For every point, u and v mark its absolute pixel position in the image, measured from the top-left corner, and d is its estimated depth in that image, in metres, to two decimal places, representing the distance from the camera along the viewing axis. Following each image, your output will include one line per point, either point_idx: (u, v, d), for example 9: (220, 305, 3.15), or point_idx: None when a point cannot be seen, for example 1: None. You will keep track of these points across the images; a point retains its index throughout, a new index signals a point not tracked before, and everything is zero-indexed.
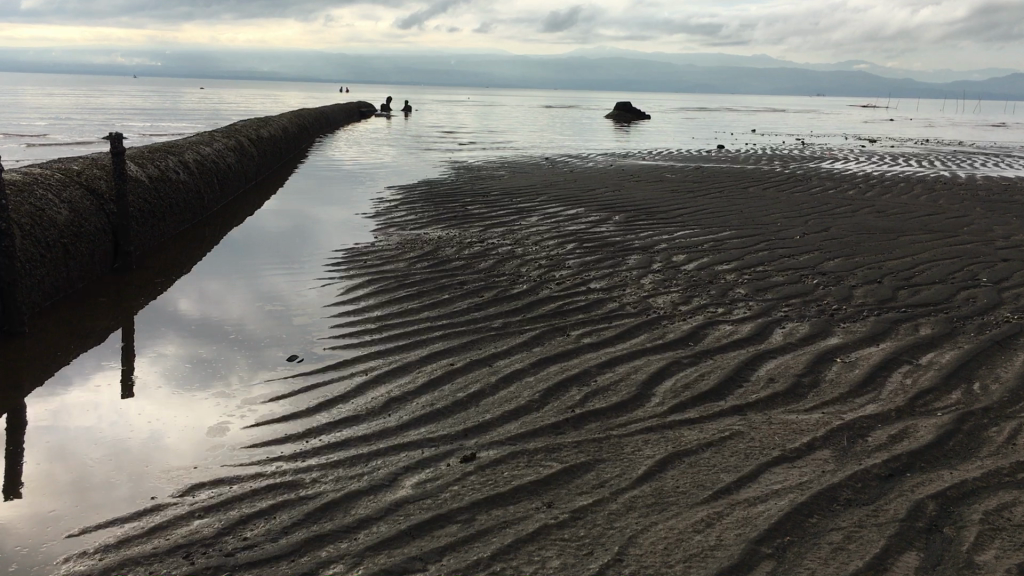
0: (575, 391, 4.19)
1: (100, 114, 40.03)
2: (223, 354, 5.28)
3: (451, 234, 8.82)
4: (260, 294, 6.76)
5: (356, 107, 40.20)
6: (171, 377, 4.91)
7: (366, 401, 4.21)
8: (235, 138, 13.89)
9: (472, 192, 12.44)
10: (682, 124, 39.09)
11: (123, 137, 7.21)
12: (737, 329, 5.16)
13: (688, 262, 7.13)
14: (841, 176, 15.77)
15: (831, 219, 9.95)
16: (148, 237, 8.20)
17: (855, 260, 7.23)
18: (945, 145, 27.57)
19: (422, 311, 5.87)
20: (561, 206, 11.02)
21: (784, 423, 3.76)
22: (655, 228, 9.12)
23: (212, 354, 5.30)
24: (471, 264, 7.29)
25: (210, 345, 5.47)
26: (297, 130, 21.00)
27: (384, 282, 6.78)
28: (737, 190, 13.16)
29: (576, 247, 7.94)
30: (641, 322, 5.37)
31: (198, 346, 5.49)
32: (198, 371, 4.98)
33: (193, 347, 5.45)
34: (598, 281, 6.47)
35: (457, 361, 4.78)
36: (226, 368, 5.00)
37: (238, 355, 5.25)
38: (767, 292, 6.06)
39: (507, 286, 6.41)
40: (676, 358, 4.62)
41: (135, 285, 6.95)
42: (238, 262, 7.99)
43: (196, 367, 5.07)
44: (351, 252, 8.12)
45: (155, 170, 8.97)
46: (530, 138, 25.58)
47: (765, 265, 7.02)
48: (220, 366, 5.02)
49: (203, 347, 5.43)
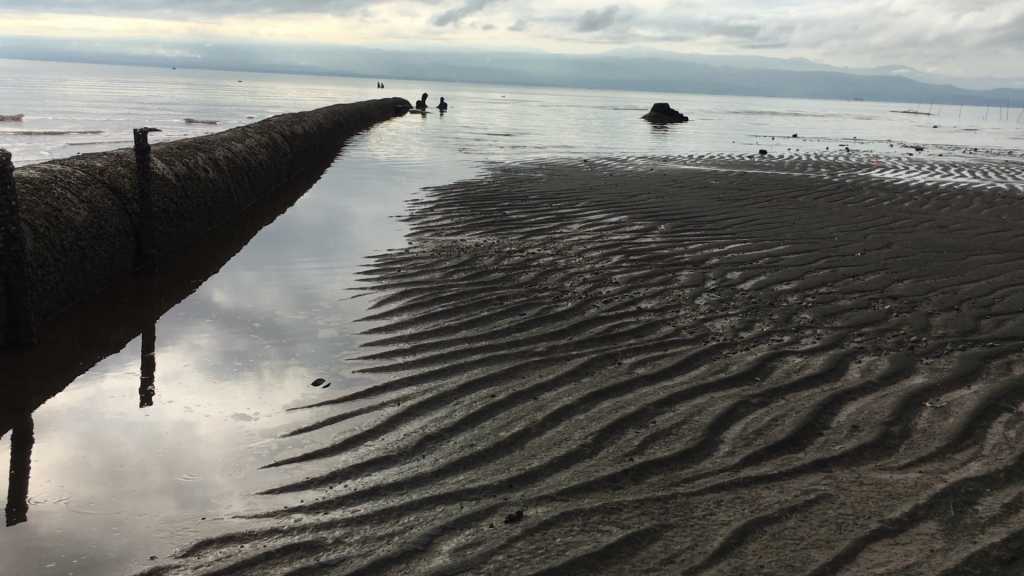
0: (634, 434, 3.73)
1: (141, 106, 39.93)
2: (246, 370, 4.87)
3: (489, 242, 8.38)
4: (288, 302, 6.35)
5: (391, 104, 40.03)
6: (188, 394, 4.52)
7: (398, 439, 3.78)
8: (267, 133, 13.56)
9: (509, 196, 11.97)
10: (720, 127, 38.41)
11: (147, 133, 6.84)
12: (808, 363, 4.66)
13: (744, 281, 6.63)
14: (893, 185, 15.09)
15: (891, 234, 9.36)
16: (174, 237, 7.84)
17: (926, 283, 6.68)
18: (995, 154, 26.65)
19: (460, 330, 5.42)
20: (602, 212, 10.54)
21: (878, 486, 3.27)
22: (705, 240, 8.63)
23: (233, 369, 4.89)
24: (510, 277, 6.83)
25: (234, 358, 5.07)
26: (330, 126, 20.65)
27: (419, 295, 6.35)
28: (786, 199, 12.59)
29: (622, 259, 7.47)
30: (699, 350, 4.89)
31: (218, 358, 5.08)
32: (218, 389, 4.57)
33: (214, 360, 5.05)
34: (649, 301, 5.98)
35: (499, 392, 4.32)
36: (249, 387, 4.59)
37: (261, 371, 4.84)
38: (836, 318, 5.55)
39: (550, 305, 5.94)
40: (743, 397, 4.14)
41: (156, 291, 6.58)
42: (267, 265, 7.59)
43: (216, 384, 4.67)
44: (384, 260, 7.69)
45: (183, 168, 8.63)
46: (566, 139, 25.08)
47: (828, 286, 6.50)
48: (241, 385, 4.62)
49: (226, 360, 5.04)
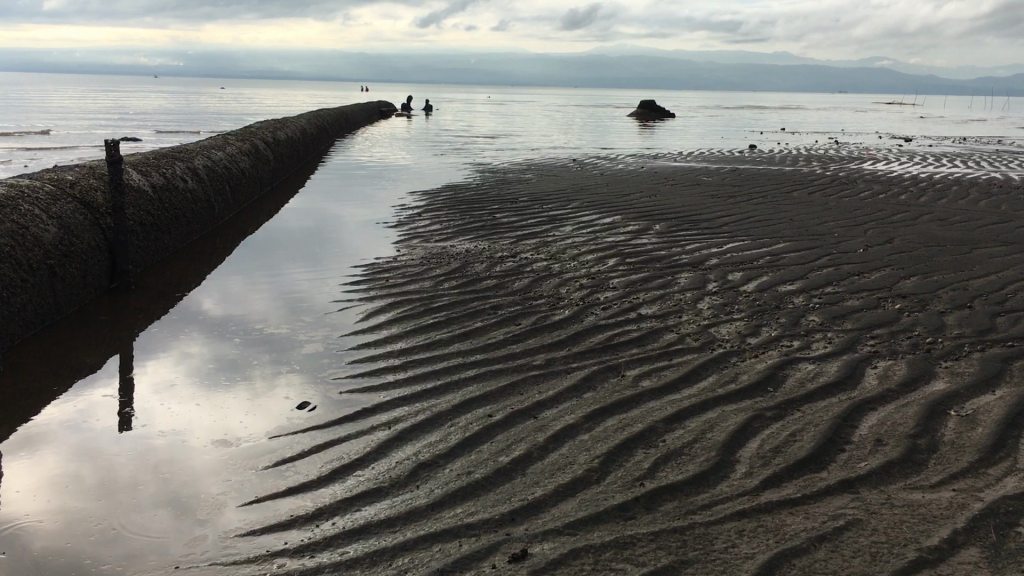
0: (643, 456, 3.47)
1: (127, 114, 39.64)
2: (228, 393, 4.60)
3: (480, 247, 8.12)
4: (273, 316, 6.08)
5: (376, 107, 39.74)
6: (165, 420, 4.24)
7: (389, 468, 3.51)
8: (249, 140, 13.26)
9: (500, 198, 11.70)
10: (707, 122, 38.20)
11: (119, 144, 6.54)
12: (822, 371, 4.41)
13: (747, 282, 6.39)
14: (887, 178, 14.87)
15: (891, 228, 9.13)
16: (152, 251, 7.56)
17: (934, 279, 6.44)
18: (983, 142, 26.55)
19: (453, 344, 5.15)
20: (595, 213, 10.29)
21: (911, 508, 3.02)
22: (702, 239, 8.38)
23: (213, 392, 4.62)
24: (504, 284, 6.57)
25: (215, 380, 4.80)
26: (315, 131, 20.35)
27: (408, 306, 6.08)
28: (781, 194, 12.36)
29: (618, 262, 7.22)
30: (706, 359, 4.64)
31: (198, 380, 4.81)
32: (196, 415, 4.30)
33: (194, 382, 4.78)
34: (650, 307, 5.73)
35: (497, 411, 4.06)
36: (229, 412, 4.32)
37: (242, 394, 4.57)
38: (846, 320, 5.30)
39: (546, 314, 5.69)
40: (757, 410, 3.89)
41: (133, 309, 6.30)
42: (252, 277, 7.33)
43: (195, 408, 4.39)
44: (371, 269, 7.41)
45: (160, 179, 8.34)
46: (554, 139, 24.81)
47: (834, 285, 6.26)
48: (221, 410, 4.35)
49: (207, 383, 4.76)
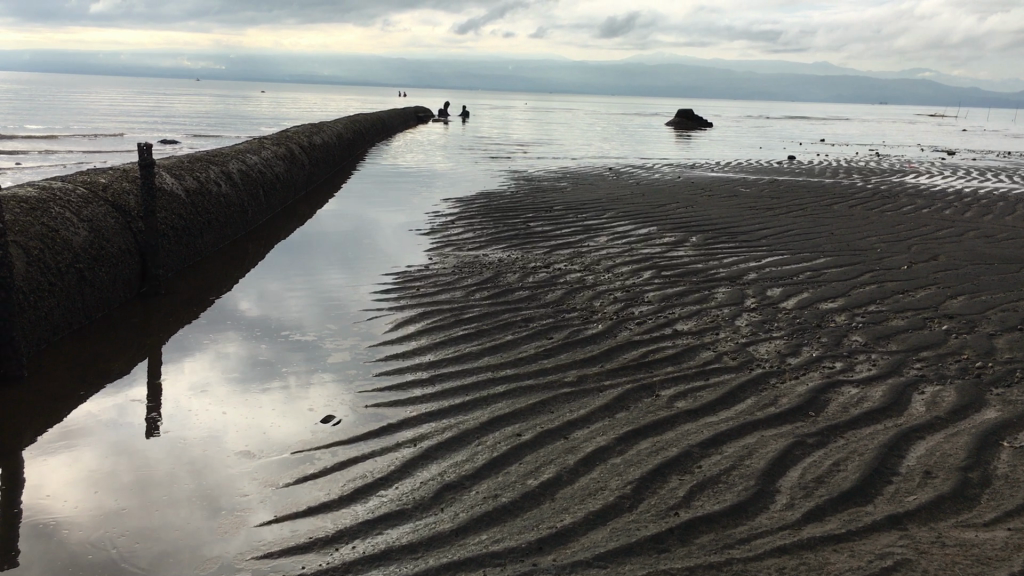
0: (677, 483, 3.32)
1: (166, 117, 40.04)
2: (253, 403, 4.52)
3: (512, 257, 8.01)
4: (301, 324, 6.00)
5: (412, 112, 39.87)
6: (189, 430, 4.17)
7: (413, 489, 3.40)
8: (284, 145, 13.28)
9: (533, 206, 11.58)
10: (745, 132, 37.84)
11: (150, 147, 6.51)
12: (867, 395, 4.23)
13: (786, 298, 6.21)
14: (931, 192, 14.55)
15: (936, 244, 8.88)
16: (183, 255, 7.54)
17: (982, 299, 6.21)
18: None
19: (483, 357, 5.04)
20: (630, 223, 10.14)
21: (964, 548, 2.84)
22: (739, 252, 8.20)
23: (238, 401, 4.54)
24: (536, 296, 6.44)
25: (241, 390, 4.72)
26: (350, 135, 20.37)
27: (439, 316, 5.99)
28: (820, 207, 12.11)
29: (653, 275, 7.07)
30: (744, 379, 4.48)
31: (224, 390, 4.73)
32: (220, 425, 4.22)
33: (220, 391, 4.71)
34: (685, 323, 5.57)
35: (526, 430, 3.94)
36: (253, 424, 4.23)
37: (267, 405, 4.49)
38: (890, 341, 5.10)
39: (578, 328, 5.55)
40: (798, 437, 3.73)
41: (162, 314, 6.27)
42: (283, 283, 7.28)
43: (220, 418, 4.32)
44: (402, 277, 7.32)
45: (194, 183, 8.33)
46: (590, 147, 24.67)
47: (878, 304, 6.06)
48: (246, 421, 4.27)
49: (232, 392, 4.69)
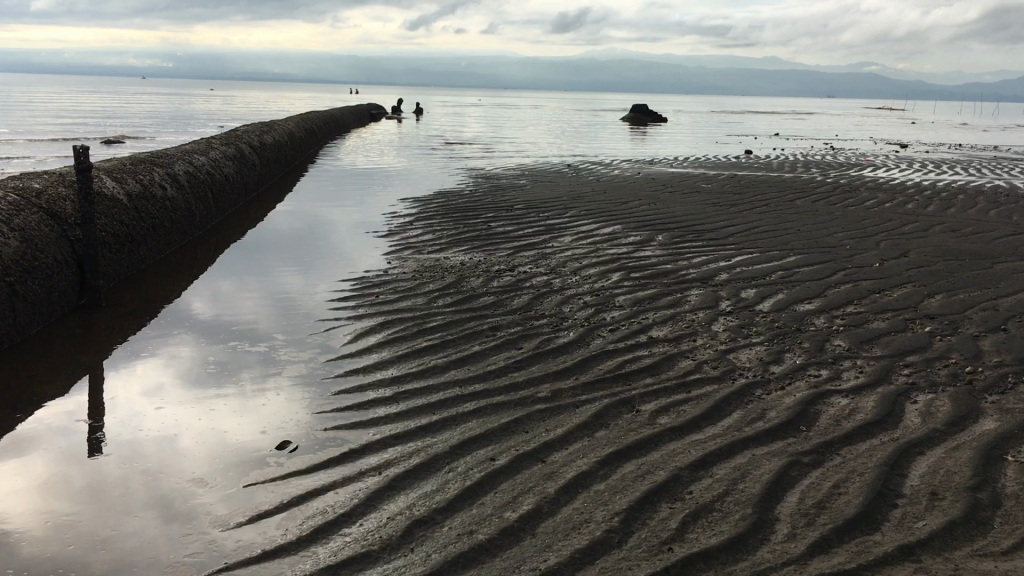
0: (668, 514, 3.05)
1: (112, 116, 38.93)
2: (202, 426, 4.16)
3: (475, 260, 7.70)
4: (253, 336, 5.64)
5: (365, 109, 39.29)
6: (130, 458, 3.80)
7: (380, 526, 3.08)
8: (233, 144, 12.81)
9: (493, 206, 11.27)
10: (700, 127, 37.91)
11: (88, 150, 6.10)
12: (858, 406, 4.00)
13: (761, 300, 6.00)
14: (890, 185, 14.52)
15: (904, 240, 8.76)
16: (126, 263, 7.12)
17: (960, 297, 6.06)
18: (977, 149, 26.38)
19: (450, 371, 4.72)
20: (594, 222, 9.88)
21: None
22: (708, 251, 7.98)
23: (185, 425, 4.18)
24: (502, 302, 6.14)
25: (187, 411, 4.36)
26: (303, 134, 19.89)
27: (400, 326, 5.66)
28: (783, 202, 11.98)
29: (622, 277, 6.82)
30: (728, 391, 4.23)
31: (169, 411, 4.36)
32: (164, 452, 3.86)
33: (166, 412, 4.35)
34: (660, 329, 5.31)
35: (500, 454, 3.64)
36: (201, 450, 3.88)
37: (217, 429, 4.13)
38: (875, 346, 4.89)
39: (548, 337, 5.26)
40: (791, 456, 3.47)
41: (103, 328, 5.86)
42: (233, 291, 6.89)
43: (164, 444, 3.95)
44: (360, 283, 6.97)
45: (136, 186, 7.89)
46: (547, 143, 24.41)
47: (855, 304, 5.86)
48: (193, 447, 3.92)
49: (180, 414, 4.33)
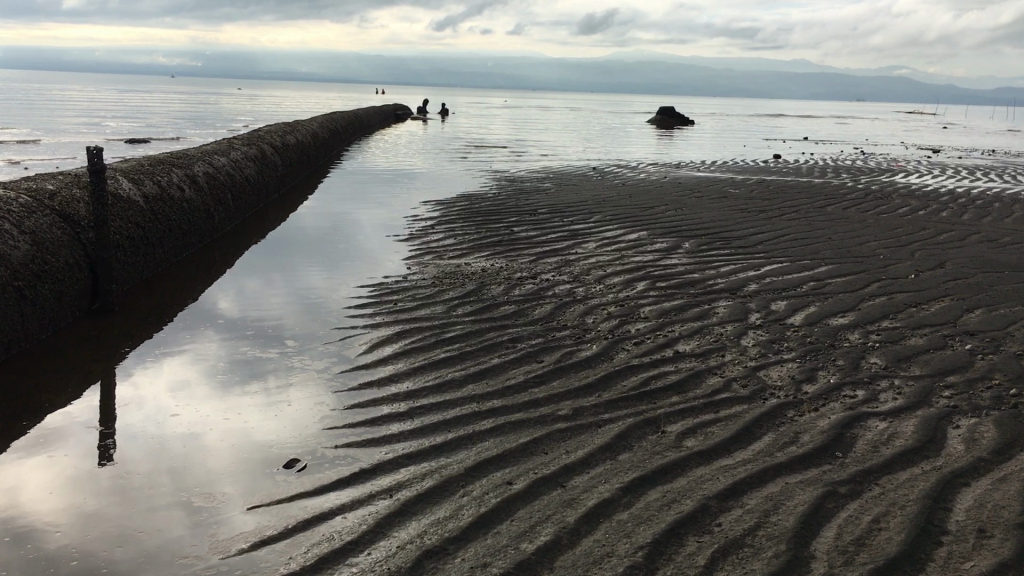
0: (695, 549, 2.85)
1: (138, 116, 39.06)
2: (211, 438, 4.03)
3: (497, 266, 7.53)
4: (268, 343, 5.51)
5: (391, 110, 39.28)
6: (135, 473, 3.66)
7: (389, 556, 2.92)
8: (255, 145, 12.73)
9: (516, 210, 11.09)
10: (727, 130, 37.53)
11: (102, 151, 6.00)
12: (897, 430, 3.78)
13: (792, 313, 5.78)
14: (923, 192, 14.20)
15: (939, 250, 8.49)
16: (141, 267, 7.02)
17: (1001, 312, 5.81)
18: (1012, 155, 25.84)
19: (467, 386, 4.56)
20: (618, 228, 9.68)
21: None
22: (736, 260, 7.76)
23: (192, 438, 4.04)
24: (522, 311, 5.96)
25: (195, 424, 4.22)
26: (326, 134, 19.81)
27: (417, 335, 5.50)
28: (813, 209, 11.72)
29: (648, 287, 6.62)
30: (758, 411, 4.03)
31: (176, 424, 4.23)
32: (170, 466, 3.72)
33: (174, 423, 4.22)
34: (686, 343, 5.11)
35: (517, 477, 3.46)
36: (207, 465, 3.74)
37: (224, 443, 3.99)
38: (913, 365, 4.66)
39: (571, 349, 5.08)
40: (826, 486, 3.27)
41: (115, 334, 5.75)
42: (249, 297, 6.77)
43: (170, 458, 3.81)
44: (378, 289, 6.82)
45: (154, 188, 7.80)
46: (572, 146, 24.19)
47: (890, 319, 5.63)
48: (199, 462, 3.77)
49: (189, 424, 4.20)
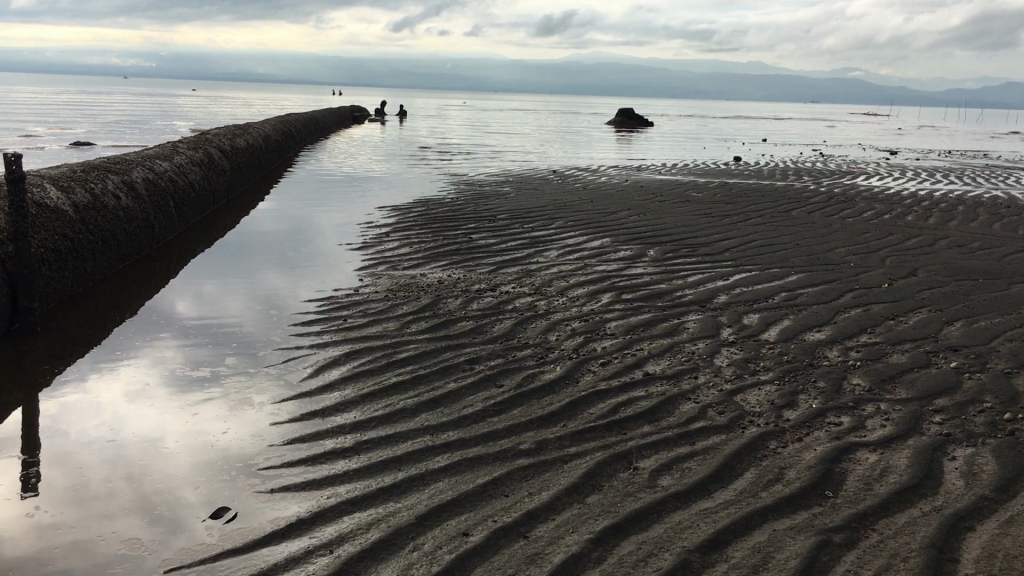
0: None
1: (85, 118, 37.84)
2: (130, 479, 3.58)
3: (454, 278, 7.14)
4: (203, 367, 5.05)
5: (348, 112, 38.62)
6: (43, 521, 3.22)
7: None
8: (201, 148, 12.18)
9: (475, 215, 10.71)
10: (686, 132, 37.48)
11: (20, 158, 5.51)
12: (890, 464, 3.46)
13: (766, 328, 5.47)
14: (886, 195, 14.08)
15: (909, 256, 8.27)
16: (69, 282, 6.51)
17: (982, 324, 5.55)
18: (969, 157, 26.05)
19: (420, 416, 4.16)
20: (580, 234, 9.35)
21: None
22: (704, 269, 7.46)
23: (112, 477, 3.60)
24: (481, 328, 5.57)
25: (115, 460, 3.77)
26: (279, 137, 19.24)
27: (368, 357, 5.09)
28: (777, 213, 11.49)
29: (614, 299, 6.27)
30: (738, 442, 3.70)
31: (94, 459, 3.78)
32: (84, 512, 3.28)
33: (89, 461, 3.76)
34: (656, 363, 4.77)
35: (475, 526, 3.08)
36: (125, 511, 3.30)
37: (148, 483, 3.55)
38: (898, 386, 4.36)
39: (533, 371, 4.70)
40: (820, 534, 2.93)
41: (35, 357, 5.26)
42: (186, 314, 6.28)
43: (85, 502, 3.37)
44: (328, 303, 6.39)
45: (86, 196, 7.29)
46: (532, 148, 23.85)
47: (869, 333, 5.34)
48: (118, 506, 3.34)
49: (105, 463, 3.75)
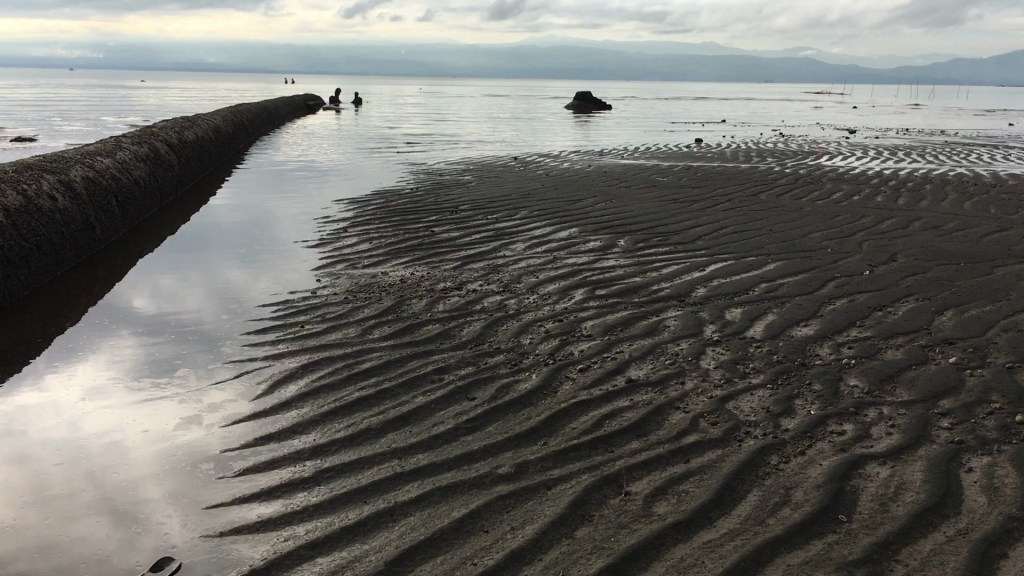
0: None
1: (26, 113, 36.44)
2: (61, 517, 3.16)
3: (417, 276, 6.74)
4: (147, 382, 4.62)
5: (302, 102, 37.86)
6: None
7: None
8: (146, 143, 11.61)
9: (436, 207, 10.31)
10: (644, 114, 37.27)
11: None
12: (905, 480, 3.16)
13: (751, 323, 5.16)
14: (853, 175, 13.93)
15: (885, 240, 8.04)
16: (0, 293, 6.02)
17: (973, 313, 5.31)
18: (927, 134, 26.12)
19: (386, 437, 3.79)
20: (547, 224, 8.99)
21: None
22: (678, 259, 7.16)
23: (42, 515, 3.18)
24: (448, 333, 5.20)
25: (45, 495, 3.35)
26: (230, 128, 18.62)
27: (328, 368, 4.69)
28: (746, 197, 11.24)
29: (588, 296, 5.93)
30: (737, 458, 3.38)
31: (21, 494, 3.35)
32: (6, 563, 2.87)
33: (15, 496, 3.33)
34: (639, 368, 4.44)
35: (453, 571, 2.73)
36: (53, 560, 2.89)
37: (85, 521, 3.14)
38: (898, 387, 4.07)
39: (508, 381, 4.35)
40: (840, 569, 2.62)
41: None
42: (129, 321, 5.81)
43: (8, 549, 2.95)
44: (284, 308, 5.97)
45: (17, 199, 6.78)
46: (491, 135, 23.39)
47: (858, 327, 5.06)
48: (44, 555, 2.93)
49: (34, 498, 3.32)
